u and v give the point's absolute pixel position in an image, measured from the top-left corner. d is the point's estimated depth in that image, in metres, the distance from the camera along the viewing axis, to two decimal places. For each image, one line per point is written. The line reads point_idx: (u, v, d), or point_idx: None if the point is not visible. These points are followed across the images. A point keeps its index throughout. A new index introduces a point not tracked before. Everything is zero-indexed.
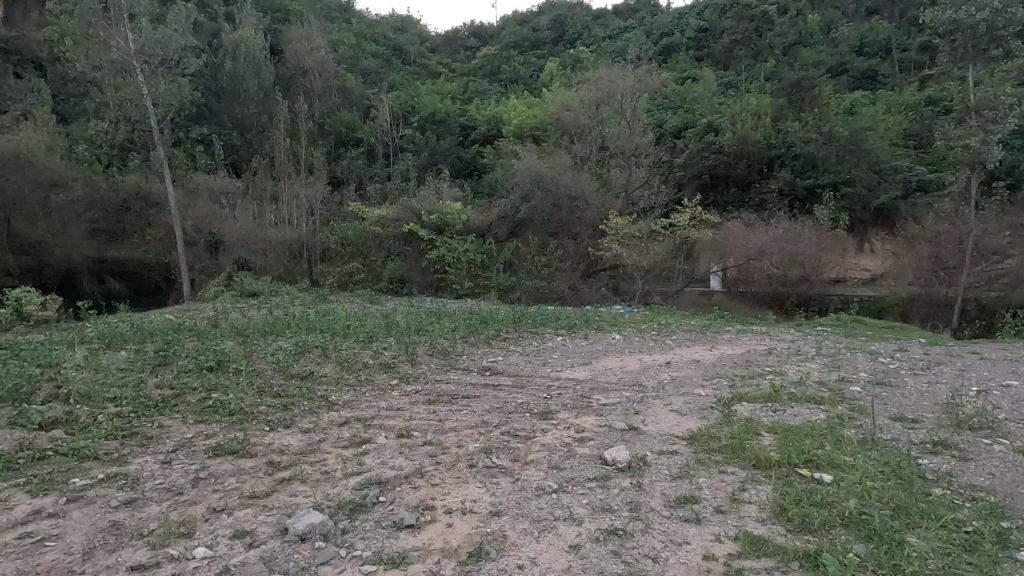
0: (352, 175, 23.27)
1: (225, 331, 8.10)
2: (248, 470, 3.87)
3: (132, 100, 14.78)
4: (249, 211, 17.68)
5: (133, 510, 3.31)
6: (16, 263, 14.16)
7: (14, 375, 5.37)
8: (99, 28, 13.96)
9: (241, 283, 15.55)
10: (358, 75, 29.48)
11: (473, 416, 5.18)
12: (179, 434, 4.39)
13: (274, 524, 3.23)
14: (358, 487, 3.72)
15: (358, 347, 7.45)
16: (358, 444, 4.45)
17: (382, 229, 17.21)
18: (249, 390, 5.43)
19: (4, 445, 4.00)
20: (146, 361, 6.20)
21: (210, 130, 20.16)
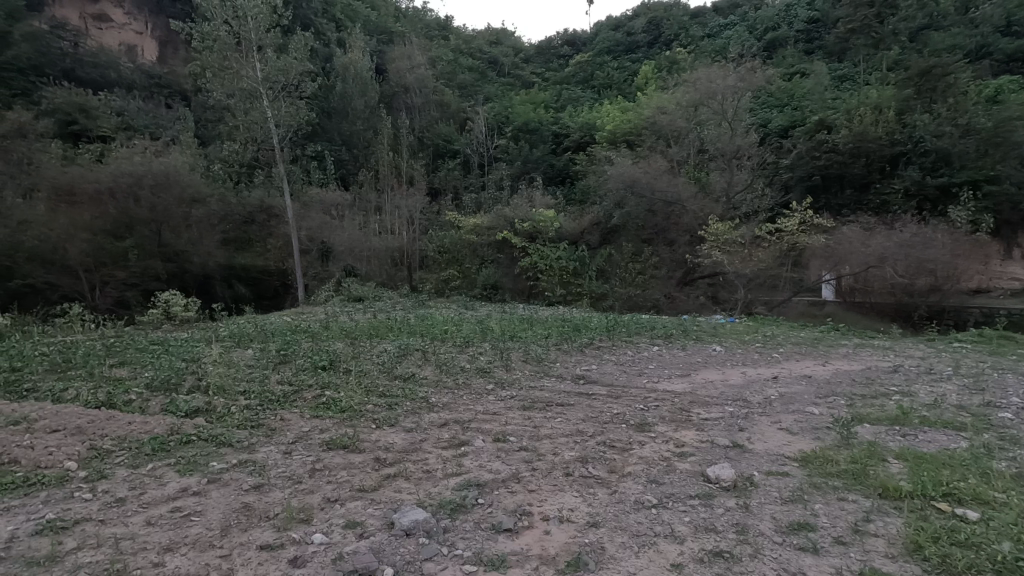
0: (449, 185, 24.25)
1: (335, 333, 8.75)
2: (358, 464, 4.13)
3: (258, 123, 16.42)
4: (356, 222, 18.93)
5: (260, 494, 3.65)
6: (164, 269, 16.12)
7: (165, 368, 6.13)
8: (232, 61, 15.69)
9: (348, 289, 16.68)
10: (455, 88, 30.72)
11: (568, 424, 5.16)
12: (298, 427, 4.78)
13: (382, 518, 3.41)
14: (458, 487, 3.83)
15: (455, 351, 7.72)
16: (457, 445, 4.60)
17: (477, 237, 17.73)
18: (358, 389, 5.80)
19: (158, 428, 4.53)
20: (269, 359, 6.83)
21: (323, 147, 21.90)
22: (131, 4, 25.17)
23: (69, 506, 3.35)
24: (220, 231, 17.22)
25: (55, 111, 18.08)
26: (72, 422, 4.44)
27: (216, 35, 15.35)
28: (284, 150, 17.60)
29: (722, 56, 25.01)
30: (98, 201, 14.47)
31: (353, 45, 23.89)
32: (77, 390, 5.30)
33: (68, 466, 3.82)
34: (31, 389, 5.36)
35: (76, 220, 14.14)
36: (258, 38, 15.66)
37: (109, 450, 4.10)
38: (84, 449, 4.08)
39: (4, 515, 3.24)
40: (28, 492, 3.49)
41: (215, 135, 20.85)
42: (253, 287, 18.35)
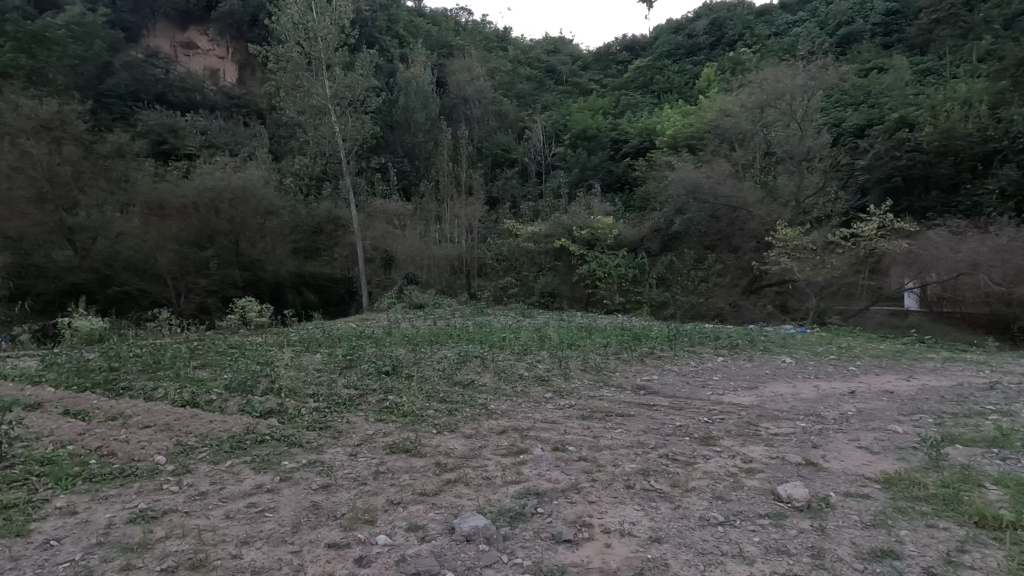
0: (507, 194, 24.50)
1: (397, 339, 9.00)
2: (419, 468, 4.22)
3: (327, 137, 17.24)
4: (417, 231, 19.45)
5: (328, 494, 3.79)
6: (241, 277, 17.13)
7: (242, 370, 6.51)
8: (304, 79, 16.56)
9: (410, 296, 17.13)
10: (514, 98, 31.06)
11: (629, 435, 5.05)
12: (363, 430, 4.94)
13: (443, 522, 3.46)
14: (517, 495, 3.83)
15: (514, 358, 7.75)
16: (516, 453, 4.60)
17: (535, 245, 17.74)
18: (420, 395, 5.94)
19: (236, 427, 4.81)
20: (336, 363, 7.11)
21: (386, 159, 22.69)
22: (215, 31, 27.20)
23: (158, 498, 3.60)
24: (291, 241, 18.09)
25: (149, 132, 19.74)
26: (161, 419, 4.79)
27: (289, 56, 16.28)
28: (350, 163, 18.38)
29: (791, 55, 23.97)
30: (184, 214, 15.68)
31: (415, 60, 24.69)
32: (166, 389, 5.73)
33: (158, 460, 4.11)
34: (126, 387, 5.85)
35: (165, 232, 15.42)
36: (327, 57, 16.49)
37: (193, 446, 4.37)
38: (172, 444, 4.39)
39: (103, 502, 3.51)
40: (122, 483, 3.77)
41: (288, 151, 22.06)
42: (321, 294, 19.15)
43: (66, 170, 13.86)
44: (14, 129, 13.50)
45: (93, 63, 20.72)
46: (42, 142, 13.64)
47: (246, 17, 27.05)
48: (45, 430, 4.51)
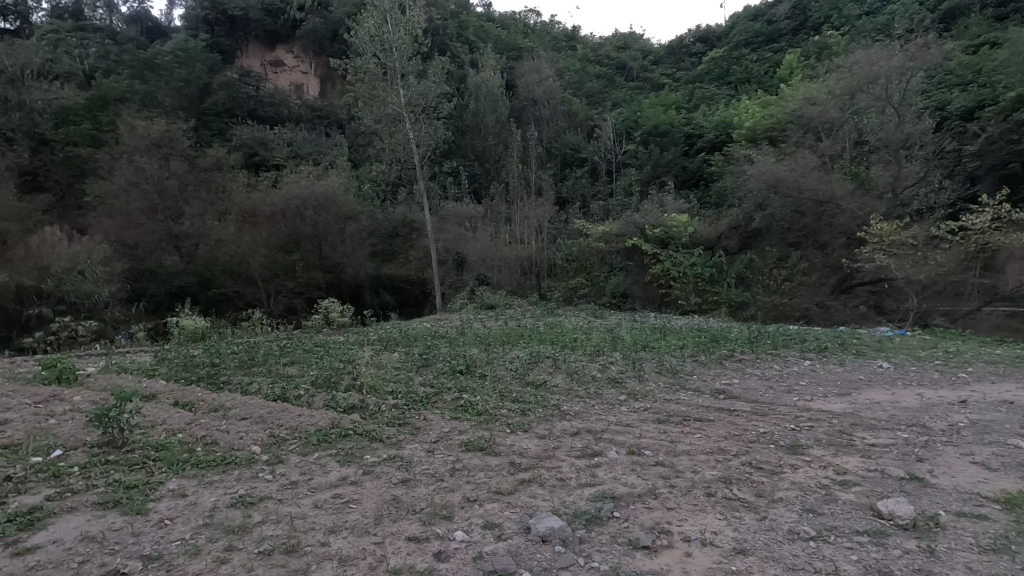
0: (577, 193, 24.35)
1: (471, 339, 9.14)
2: (494, 466, 4.27)
3: (401, 144, 17.87)
4: (488, 232, 19.73)
5: (407, 488, 3.92)
6: (324, 279, 18.03)
7: (326, 367, 6.87)
8: (380, 89, 17.25)
9: (481, 297, 17.40)
10: (583, 97, 30.81)
11: (708, 441, 4.86)
12: (439, 428, 5.07)
13: (518, 522, 3.48)
14: (592, 498, 3.79)
15: (586, 359, 7.66)
16: (590, 456, 4.54)
17: (606, 246, 17.49)
18: (493, 394, 6.02)
19: (322, 421, 5.07)
20: (412, 362, 7.35)
21: (457, 163, 23.20)
22: (300, 48, 28.95)
23: (255, 485, 3.86)
24: (369, 244, 18.80)
25: (242, 146, 21.34)
26: (257, 412, 5.15)
27: (366, 67, 17.02)
28: (424, 168, 18.95)
29: (885, 35, 22.14)
30: (273, 221, 16.76)
31: (485, 65, 25.09)
32: (259, 385, 6.14)
33: (254, 450, 4.41)
34: (225, 381, 6.33)
35: (257, 238, 16.56)
36: (401, 66, 17.10)
37: (284, 438, 4.66)
38: (266, 435, 4.70)
39: (208, 487, 3.81)
40: (224, 470, 4.07)
41: (366, 158, 23.07)
42: (397, 295, 19.78)
43: (172, 183, 15.27)
44: (130, 148, 15.06)
45: (195, 85, 22.70)
46: (153, 158, 15.11)
47: (327, 33, 28.51)
48: (158, 419, 4.97)
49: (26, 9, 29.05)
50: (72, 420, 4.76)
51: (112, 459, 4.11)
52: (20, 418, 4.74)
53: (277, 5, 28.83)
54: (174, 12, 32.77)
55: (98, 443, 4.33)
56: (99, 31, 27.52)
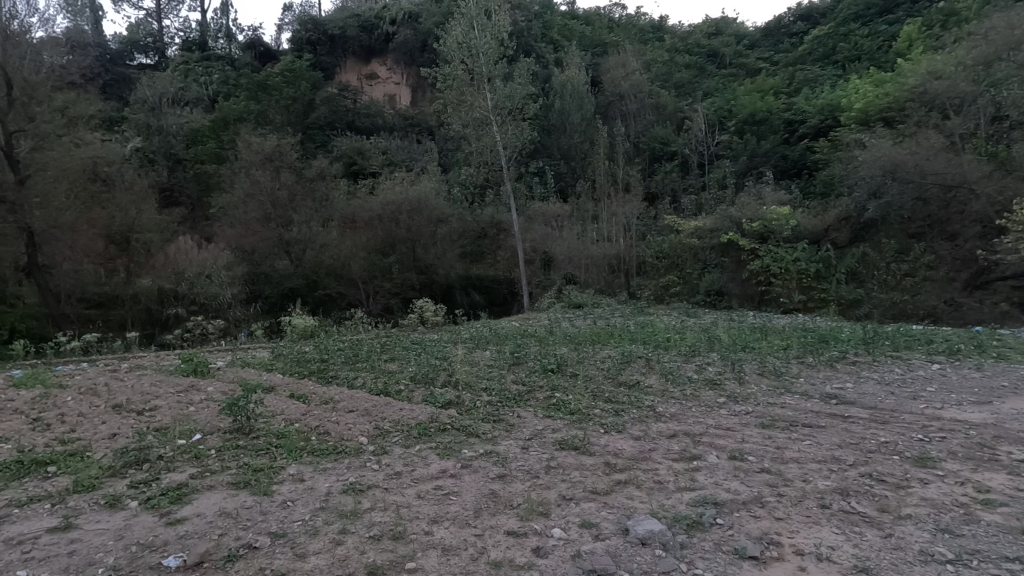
0: (666, 189, 23.71)
1: (560, 338, 9.14)
2: (589, 466, 4.24)
3: (489, 147, 18.27)
4: (575, 231, 19.65)
5: (504, 483, 4.00)
6: (417, 280, 18.57)
7: (424, 364, 7.17)
8: (468, 94, 17.67)
9: (569, 296, 17.32)
10: (672, 88, 29.80)
11: (820, 448, 4.52)
12: (533, 425, 5.13)
13: (616, 522, 3.44)
14: (693, 503, 3.65)
15: (681, 360, 7.39)
16: (689, 459, 4.39)
17: (698, 241, 16.82)
18: (585, 394, 5.98)
19: (423, 415, 5.30)
20: (504, 360, 7.48)
21: (543, 162, 23.29)
22: (392, 60, 30.38)
23: (363, 473, 4.12)
24: (459, 245, 19.23)
25: (342, 157, 22.80)
26: (363, 405, 5.50)
27: (455, 74, 17.59)
28: (510, 169, 19.20)
29: None
30: (371, 225, 17.69)
31: (570, 63, 25.00)
32: (364, 379, 6.56)
33: (361, 440, 4.70)
34: (334, 376, 6.82)
35: (357, 242, 17.50)
36: (488, 70, 17.47)
37: (388, 430, 4.93)
38: (372, 427, 4.99)
39: (323, 474, 4.11)
40: (336, 458, 4.38)
41: (454, 162, 23.77)
42: (486, 295, 19.99)
43: (283, 193, 16.70)
44: (249, 163, 16.68)
45: (300, 102, 24.58)
46: (267, 171, 16.64)
47: (417, 44, 29.75)
48: (279, 408, 5.43)
49: (162, 46, 33.05)
50: (207, 408, 5.34)
51: (242, 444, 4.57)
52: (167, 405, 5.39)
53: (372, 22, 30.51)
54: (282, 36, 35.70)
55: (230, 429, 4.84)
56: (220, 59, 30.61)
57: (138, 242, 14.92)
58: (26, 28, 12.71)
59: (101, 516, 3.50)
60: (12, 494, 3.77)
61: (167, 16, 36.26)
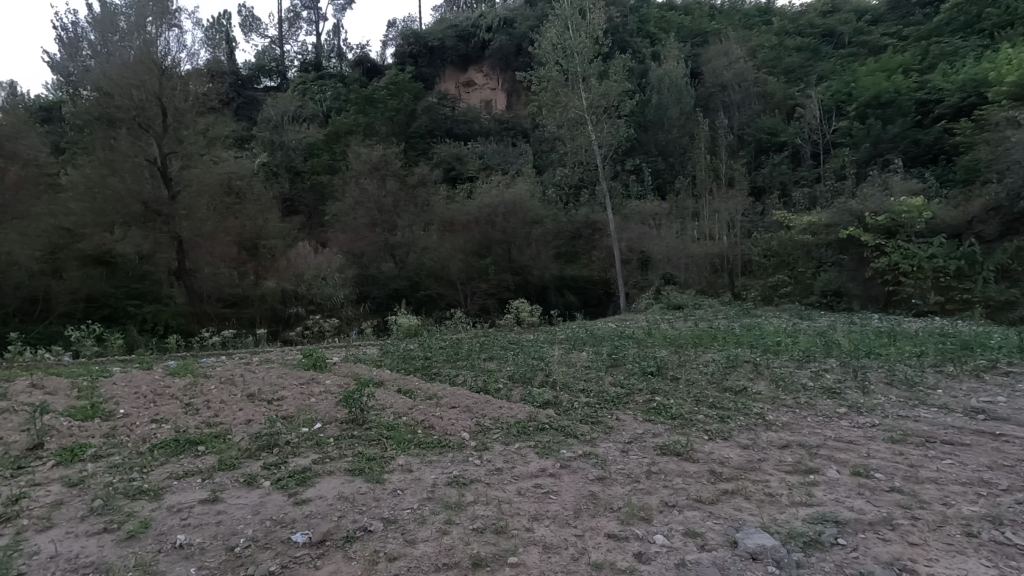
0: (775, 182, 22.45)
1: (659, 340, 8.88)
2: (693, 474, 4.09)
3: (584, 147, 18.16)
4: (674, 230, 19.02)
5: (604, 485, 3.97)
6: (513, 280, 18.78)
7: (522, 364, 7.28)
8: (563, 95, 17.67)
9: (669, 296, 16.72)
10: (781, 74, 27.90)
11: (964, 469, 4.02)
12: (632, 428, 5.04)
13: (723, 534, 3.29)
14: (810, 519, 3.40)
15: (793, 366, 6.89)
16: (805, 472, 4.09)
17: (813, 238, 15.60)
18: (688, 398, 5.77)
19: (521, 414, 5.40)
20: (602, 361, 7.40)
21: (640, 159, 22.75)
22: (488, 67, 31.20)
23: (466, 467, 4.28)
24: (554, 246, 19.27)
25: (442, 162, 23.78)
26: (464, 402, 5.70)
27: (549, 76, 17.68)
28: (606, 168, 18.97)
29: None
30: (468, 228, 18.23)
31: (668, 56, 24.21)
32: (464, 377, 6.79)
33: (464, 435, 4.89)
34: (437, 373, 7.13)
35: (455, 244, 18.10)
36: (583, 70, 17.39)
37: (489, 427, 5.07)
38: (473, 424, 5.16)
39: (429, 466, 4.33)
40: (440, 452, 4.59)
41: (549, 164, 23.92)
42: (581, 296, 19.79)
43: (388, 200, 17.79)
44: (358, 172, 17.90)
45: (404, 112, 26.01)
46: (374, 180, 17.78)
47: (512, 49, 30.33)
48: (387, 402, 5.77)
49: (284, 68, 36.37)
50: (326, 399, 5.83)
51: (356, 434, 4.92)
52: (292, 395, 5.94)
53: (469, 31, 31.52)
54: (387, 51, 37.93)
55: (346, 420, 5.23)
56: (333, 77, 33.15)
57: (265, 248, 16.42)
58: (177, 63, 14.55)
59: (241, 492, 3.95)
60: (171, 468, 4.35)
61: (288, 42, 39.93)
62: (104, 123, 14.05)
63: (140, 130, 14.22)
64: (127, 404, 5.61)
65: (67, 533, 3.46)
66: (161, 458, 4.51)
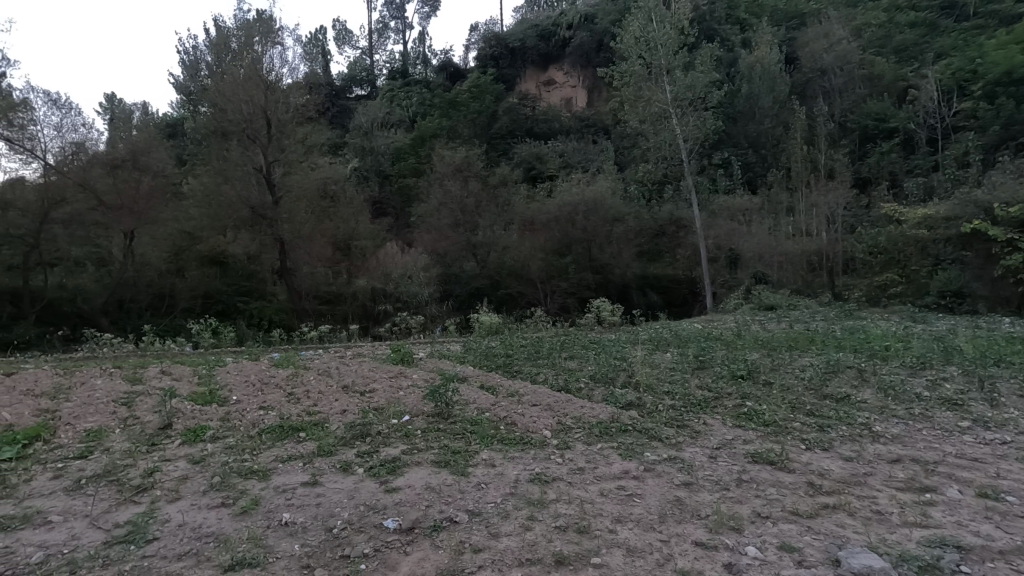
0: (883, 173, 20.78)
1: (750, 343, 8.42)
2: (788, 484, 3.85)
3: (668, 141, 17.59)
4: (766, 226, 18.01)
5: (690, 491, 3.84)
6: (594, 279, 18.57)
7: (603, 363, 7.20)
8: (645, 89, 17.19)
9: (760, 296, 15.81)
10: (890, 54, 25.53)
11: None
12: (721, 433, 4.83)
13: (824, 551, 3.08)
14: (925, 542, 3.11)
15: (905, 373, 6.29)
16: (919, 490, 3.74)
17: (929, 233, 14.14)
18: (782, 404, 5.44)
19: (603, 414, 5.34)
20: (688, 363, 7.14)
21: (728, 152, 21.72)
22: (569, 64, 31.06)
23: (548, 465, 4.30)
24: (636, 244, 18.85)
25: (522, 162, 23.96)
26: (546, 400, 5.73)
27: (632, 70, 17.29)
28: (692, 163, 18.28)
29: None
30: (549, 227, 18.21)
31: (760, 42, 22.90)
32: (545, 375, 6.82)
33: (545, 434, 4.91)
34: (518, 371, 7.20)
35: (536, 243, 18.19)
36: (667, 62, 16.87)
37: (570, 426, 5.07)
38: (555, 422, 5.18)
39: (511, 462, 4.40)
40: (522, 448, 4.64)
41: (631, 160, 23.40)
42: (665, 295, 19.18)
43: (470, 201, 18.21)
44: (442, 174, 18.43)
45: (485, 114, 26.51)
46: (457, 181, 18.25)
47: (593, 45, 29.97)
48: (471, 397, 5.92)
49: (373, 77, 38.23)
50: (413, 393, 6.08)
51: (442, 428, 5.09)
52: (382, 388, 6.25)
53: (549, 30, 31.55)
54: (469, 55, 38.82)
55: (432, 413, 5.44)
56: (418, 83, 34.41)
57: (357, 248, 17.59)
58: (280, 78, 15.70)
59: (337, 477, 4.21)
60: (277, 452, 4.72)
61: (377, 51, 41.95)
62: (218, 136, 15.48)
63: (248, 141, 15.45)
64: (239, 392, 6.15)
65: (192, 505, 3.86)
66: (268, 442, 4.92)
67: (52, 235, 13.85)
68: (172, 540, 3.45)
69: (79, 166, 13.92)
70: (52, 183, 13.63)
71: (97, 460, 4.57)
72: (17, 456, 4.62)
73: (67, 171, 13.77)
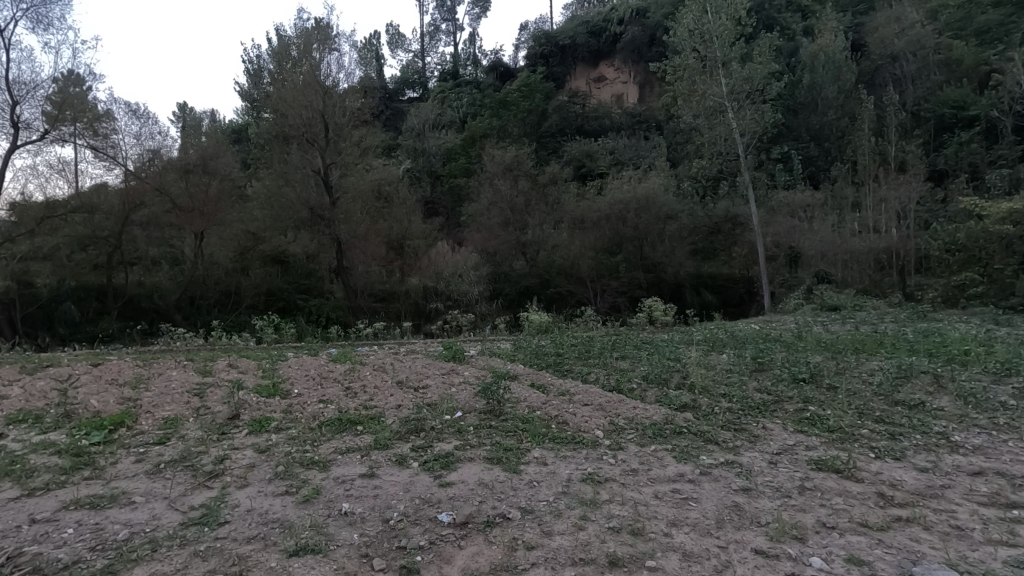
0: (962, 164, 19.39)
1: (812, 345, 8.03)
2: (856, 494, 3.67)
3: (723, 137, 16.96)
4: (829, 222, 17.17)
5: (749, 497, 3.71)
6: (645, 278, 18.25)
7: (656, 364, 7.06)
8: (700, 82, 16.69)
9: (822, 296, 15.07)
10: (971, 36, 23.77)
11: None
12: (781, 438, 4.66)
13: (896, 566, 2.93)
14: (1013, 564, 2.90)
15: (987, 381, 5.85)
16: (1004, 507, 3.49)
17: (1015, 229, 13.08)
18: (849, 410, 5.17)
19: (656, 416, 5.23)
20: (745, 365, 6.90)
21: (789, 146, 20.84)
22: (620, 60, 30.66)
23: (600, 465, 4.27)
24: (689, 242, 18.38)
25: (572, 160, 23.83)
26: (597, 400, 5.68)
27: (685, 64, 16.85)
28: (749, 158, 17.62)
29: None
30: (598, 225, 18.03)
31: (823, 29, 21.81)
32: (596, 375, 6.77)
33: (597, 434, 4.87)
34: (568, 370, 7.17)
35: (585, 242, 18.05)
36: (723, 55, 16.34)
37: (623, 426, 5.00)
38: (607, 422, 5.12)
39: (563, 461, 4.39)
40: (574, 448, 4.63)
41: (685, 156, 22.83)
42: (720, 294, 18.61)
43: (520, 200, 18.15)
44: (491, 174, 18.51)
45: (535, 113, 26.52)
46: (507, 181, 18.23)
47: (645, 40, 29.45)
48: (522, 395, 5.93)
49: (423, 79, 39.00)
50: (465, 390, 6.16)
51: (494, 425, 5.15)
52: (434, 385, 6.37)
53: (600, 26, 31.20)
54: (519, 54, 38.94)
55: (483, 410, 5.51)
56: (469, 84, 34.82)
57: (409, 247, 17.99)
58: (336, 83, 16.20)
59: (393, 470, 4.33)
60: (336, 443, 4.90)
61: (428, 54, 42.80)
62: (280, 140, 16.19)
63: (307, 145, 16.06)
64: (300, 385, 6.43)
65: (259, 492, 4.07)
66: (327, 434, 5.11)
67: (133, 240, 15.33)
68: (242, 524, 3.64)
69: (156, 172, 15.01)
70: (132, 188, 14.82)
71: (174, 446, 4.89)
72: (104, 440, 4.99)
73: (145, 177, 14.87)
